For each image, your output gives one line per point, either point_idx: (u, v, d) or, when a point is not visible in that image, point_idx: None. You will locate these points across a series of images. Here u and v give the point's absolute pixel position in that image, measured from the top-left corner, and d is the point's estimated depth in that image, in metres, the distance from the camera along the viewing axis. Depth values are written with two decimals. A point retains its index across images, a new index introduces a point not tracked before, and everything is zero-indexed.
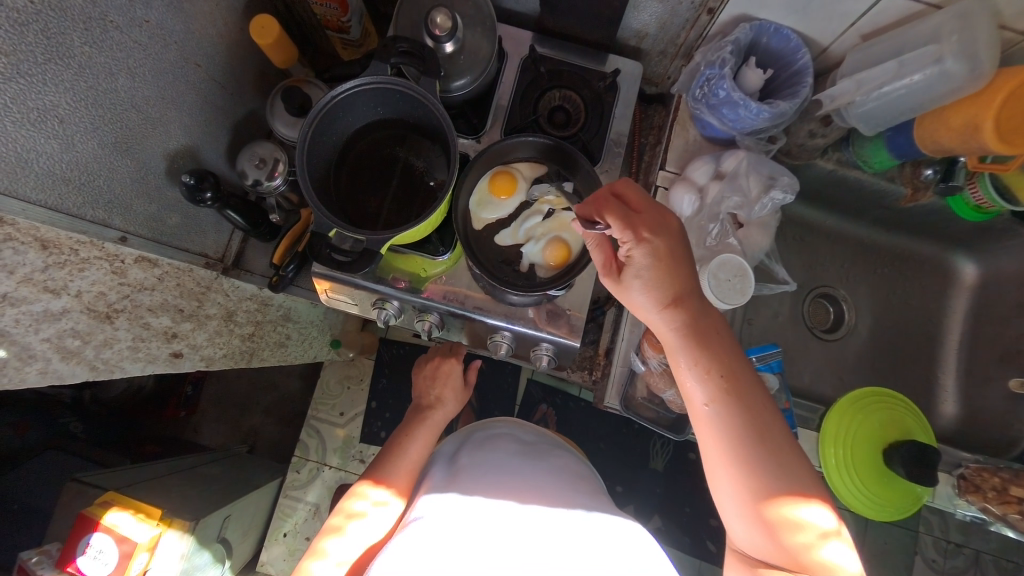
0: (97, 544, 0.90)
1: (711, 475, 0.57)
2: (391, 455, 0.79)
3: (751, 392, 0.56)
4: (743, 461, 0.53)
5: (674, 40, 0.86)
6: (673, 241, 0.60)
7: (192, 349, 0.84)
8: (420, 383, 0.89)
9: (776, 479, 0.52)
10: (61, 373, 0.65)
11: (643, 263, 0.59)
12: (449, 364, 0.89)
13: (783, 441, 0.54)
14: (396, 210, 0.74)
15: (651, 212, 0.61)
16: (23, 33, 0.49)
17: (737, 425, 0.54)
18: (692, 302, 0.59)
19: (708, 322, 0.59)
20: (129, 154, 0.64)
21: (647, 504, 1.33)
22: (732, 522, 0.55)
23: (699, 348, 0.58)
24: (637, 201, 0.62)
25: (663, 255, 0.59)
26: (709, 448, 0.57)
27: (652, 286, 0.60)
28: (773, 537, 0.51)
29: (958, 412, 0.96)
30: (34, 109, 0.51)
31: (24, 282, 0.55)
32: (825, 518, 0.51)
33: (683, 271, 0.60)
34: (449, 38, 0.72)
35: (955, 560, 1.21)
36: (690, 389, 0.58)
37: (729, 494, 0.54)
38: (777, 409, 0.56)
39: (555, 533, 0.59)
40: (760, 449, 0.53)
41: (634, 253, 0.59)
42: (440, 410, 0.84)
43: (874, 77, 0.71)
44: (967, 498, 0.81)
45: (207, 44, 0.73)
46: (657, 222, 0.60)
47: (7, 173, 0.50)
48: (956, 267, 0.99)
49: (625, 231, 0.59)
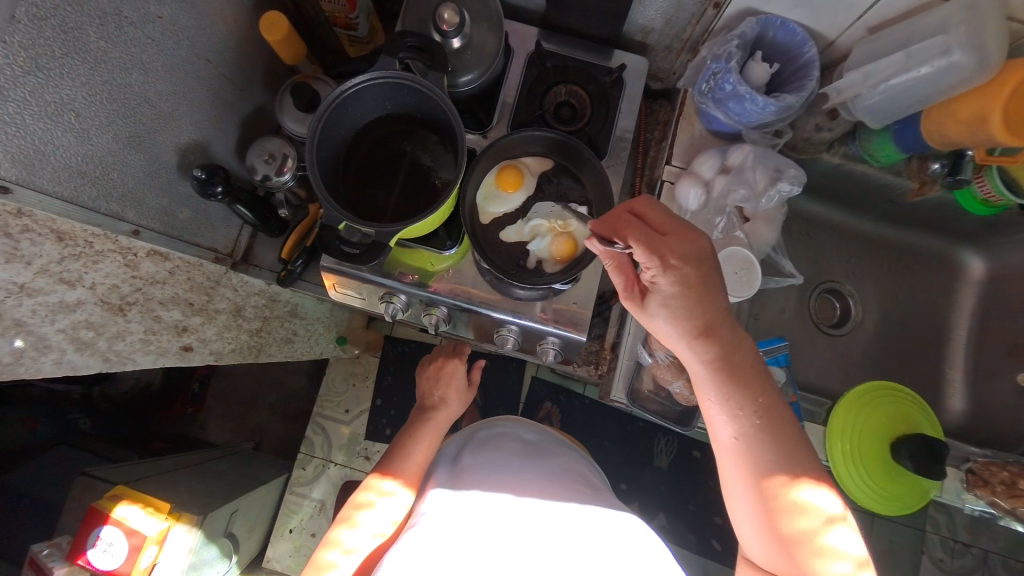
0: (107, 536, 0.90)
1: (730, 495, 0.58)
2: (396, 453, 0.78)
3: (779, 425, 0.55)
4: (764, 487, 0.54)
5: (680, 35, 0.86)
6: (705, 268, 0.58)
7: (202, 343, 0.85)
8: (424, 384, 0.88)
9: (798, 505, 0.52)
10: (75, 363, 0.66)
11: (670, 291, 0.58)
12: (453, 364, 0.88)
13: (806, 470, 0.54)
14: (404, 205, 0.75)
15: (679, 235, 0.58)
16: (42, 28, 0.50)
17: (761, 454, 0.54)
18: (723, 331, 0.57)
19: (739, 350, 0.58)
20: (142, 148, 0.65)
21: (652, 501, 1.33)
22: (748, 539, 0.57)
23: (727, 375, 0.57)
24: (665, 224, 0.59)
25: (694, 284, 0.57)
26: (732, 472, 0.57)
27: (679, 313, 0.58)
28: (789, 560, 0.52)
29: (966, 408, 0.96)
30: (51, 102, 0.52)
31: (41, 273, 0.56)
32: (831, 500, 0.53)
33: (714, 299, 0.58)
34: (457, 34, 0.74)
35: (962, 558, 1.20)
36: (715, 415, 0.57)
37: (747, 516, 0.55)
38: (804, 440, 0.56)
39: (567, 530, 0.59)
40: (785, 481, 0.53)
41: (660, 280, 0.58)
42: (444, 412, 0.83)
43: (881, 69, 0.71)
44: (975, 493, 0.81)
45: (218, 41, 0.74)
46: (685, 247, 0.58)
47: (25, 164, 0.51)
48: (964, 262, 0.98)
49: (652, 259, 0.57)
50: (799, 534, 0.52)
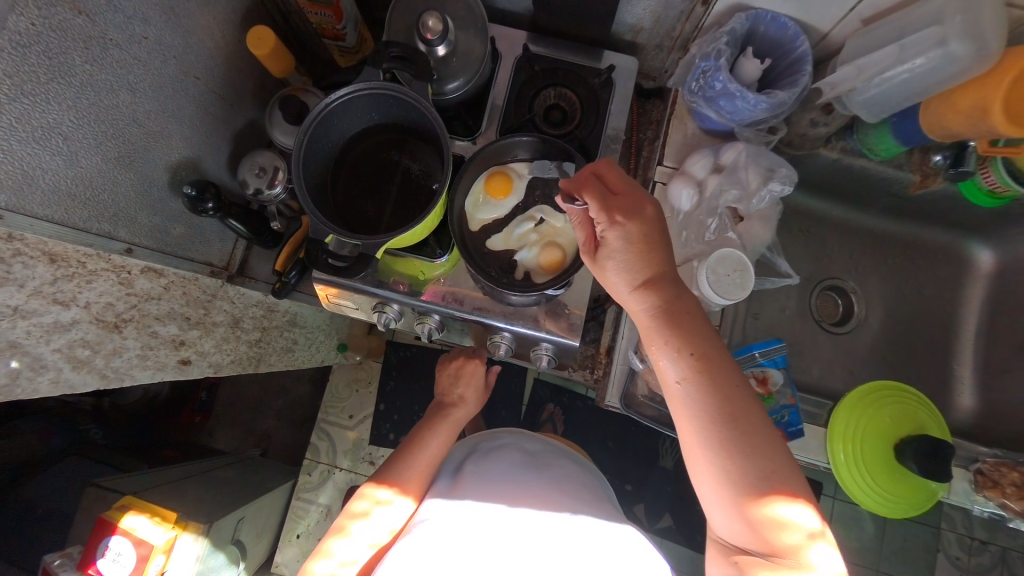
0: (115, 547, 0.92)
1: (692, 464, 0.57)
2: (412, 447, 0.78)
3: (726, 378, 0.55)
4: (714, 446, 0.54)
5: (670, 33, 0.85)
6: (650, 225, 0.59)
7: (200, 356, 0.86)
8: (444, 379, 0.87)
9: (749, 467, 0.52)
10: (72, 382, 0.66)
11: (617, 247, 0.59)
12: (472, 365, 0.86)
13: (758, 426, 0.54)
14: (395, 214, 0.75)
15: (629, 194, 0.60)
16: (26, 55, 0.50)
17: (709, 409, 0.55)
18: (664, 286, 0.59)
19: (685, 306, 0.59)
20: (131, 167, 0.65)
21: (657, 503, 1.33)
22: (713, 513, 0.56)
23: (674, 333, 0.58)
24: (616, 183, 0.61)
25: (637, 238, 0.59)
26: (687, 432, 0.57)
27: (628, 270, 0.60)
28: (753, 529, 0.51)
29: (975, 405, 0.93)
30: (39, 127, 0.53)
31: (34, 295, 0.57)
32: (811, 518, 0.51)
33: (658, 255, 0.59)
34: (441, 41, 0.73)
35: (979, 557, 1.18)
36: (666, 374, 0.58)
37: (708, 485, 0.55)
38: (754, 394, 0.56)
39: (563, 539, 0.58)
40: (738, 444, 0.53)
41: (608, 236, 0.59)
42: (463, 409, 0.83)
43: (875, 62, 0.69)
44: (985, 495, 0.78)
45: (205, 57, 0.75)
46: (633, 205, 0.59)
47: (15, 190, 0.52)
48: (971, 255, 0.96)
49: (602, 213, 0.59)
50: (747, 487, 0.52)
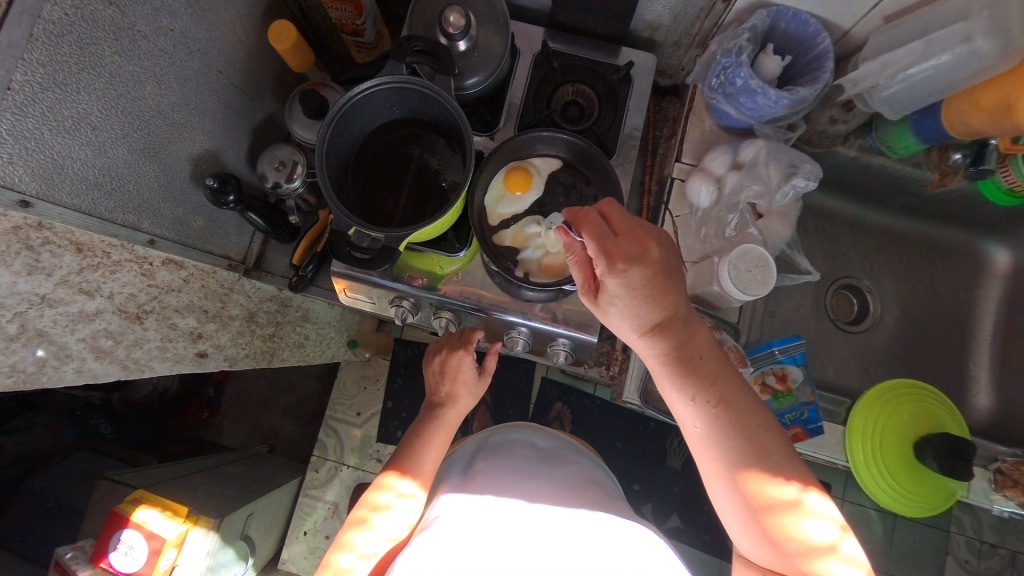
0: (128, 540, 0.93)
1: (712, 488, 0.58)
2: (407, 457, 0.76)
3: (742, 414, 0.55)
4: (734, 476, 0.55)
5: (688, 30, 0.85)
6: (654, 270, 0.53)
7: (217, 349, 0.86)
8: (429, 377, 0.82)
9: (771, 490, 0.53)
10: (95, 372, 0.66)
11: (618, 293, 0.55)
12: (458, 356, 0.79)
13: (779, 458, 0.54)
14: (412, 209, 0.75)
15: (629, 236, 0.54)
16: (58, 44, 0.51)
17: (727, 447, 0.55)
18: (674, 328, 0.56)
19: (696, 349, 0.57)
20: (156, 159, 0.66)
21: (664, 503, 1.32)
22: (737, 534, 0.57)
23: (686, 375, 0.57)
24: (620, 221, 0.56)
25: (641, 286, 0.54)
26: (706, 465, 0.58)
27: (631, 314, 0.56)
28: (776, 554, 0.52)
29: (992, 405, 0.93)
30: (69, 117, 0.53)
31: (62, 283, 0.57)
32: (831, 508, 0.53)
33: (667, 297, 0.55)
34: (463, 36, 0.73)
35: (990, 561, 1.17)
36: (681, 411, 0.58)
37: (729, 507, 0.56)
38: (775, 424, 0.56)
39: (611, 533, 0.59)
40: (760, 465, 0.54)
41: (607, 283, 0.54)
42: (452, 408, 0.79)
43: (900, 58, 0.68)
44: (1004, 494, 0.78)
45: (228, 51, 0.75)
46: (633, 249, 0.54)
47: (45, 179, 0.52)
48: (987, 254, 0.95)
49: (598, 260, 0.53)
50: (769, 501, 0.52)
